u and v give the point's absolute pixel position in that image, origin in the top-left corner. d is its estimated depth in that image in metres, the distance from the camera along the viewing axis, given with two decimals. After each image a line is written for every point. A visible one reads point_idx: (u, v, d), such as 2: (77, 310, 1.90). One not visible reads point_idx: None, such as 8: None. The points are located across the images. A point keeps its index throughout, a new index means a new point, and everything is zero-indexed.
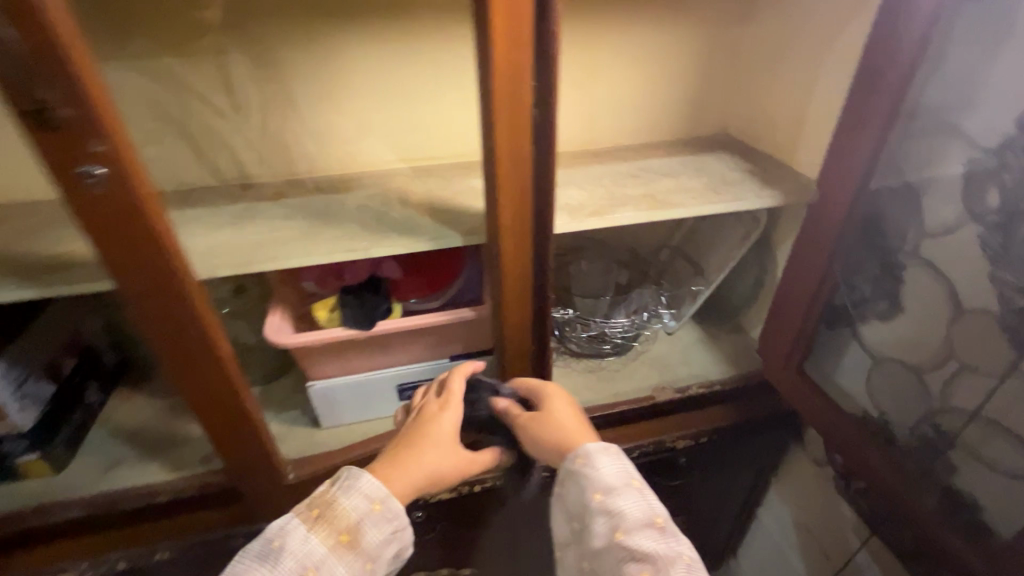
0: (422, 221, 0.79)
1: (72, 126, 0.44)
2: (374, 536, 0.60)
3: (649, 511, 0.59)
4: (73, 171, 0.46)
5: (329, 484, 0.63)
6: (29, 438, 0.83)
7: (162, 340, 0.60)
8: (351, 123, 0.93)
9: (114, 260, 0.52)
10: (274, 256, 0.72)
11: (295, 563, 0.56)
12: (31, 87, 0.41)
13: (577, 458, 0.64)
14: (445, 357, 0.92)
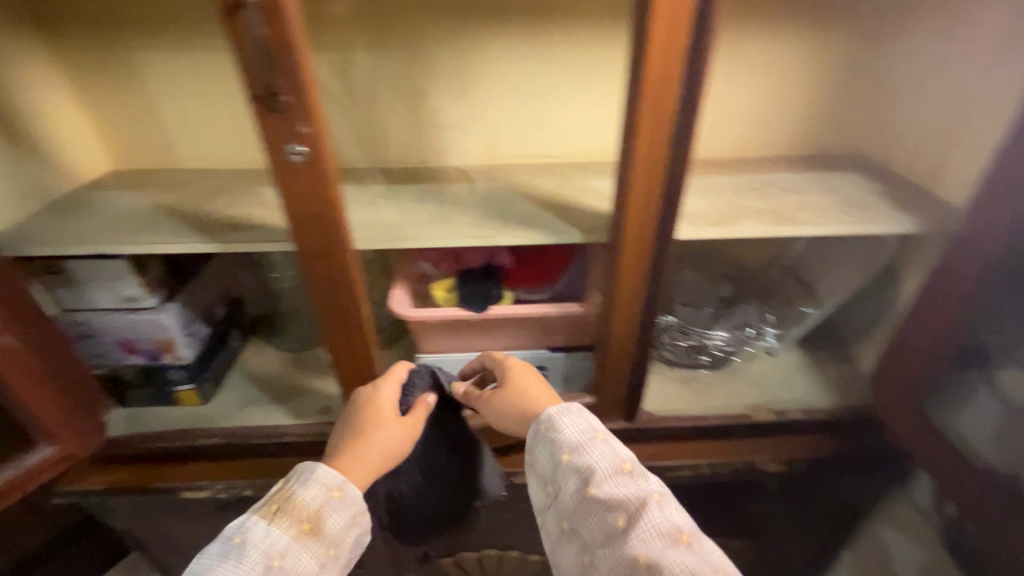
0: (543, 215, 0.83)
1: (289, 110, 0.51)
2: (337, 520, 0.60)
3: (617, 459, 0.59)
4: (283, 146, 0.53)
5: (284, 481, 0.61)
6: (187, 370, 0.97)
7: (320, 299, 0.68)
8: (481, 118, 0.99)
9: (298, 226, 0.60)
10: (411, 235, 0.79)
11: (259, 555, 0.54)
12: (269, 77, 0.49)
13: (543, 423, 0.66)
14: (546, 347, 0.96)
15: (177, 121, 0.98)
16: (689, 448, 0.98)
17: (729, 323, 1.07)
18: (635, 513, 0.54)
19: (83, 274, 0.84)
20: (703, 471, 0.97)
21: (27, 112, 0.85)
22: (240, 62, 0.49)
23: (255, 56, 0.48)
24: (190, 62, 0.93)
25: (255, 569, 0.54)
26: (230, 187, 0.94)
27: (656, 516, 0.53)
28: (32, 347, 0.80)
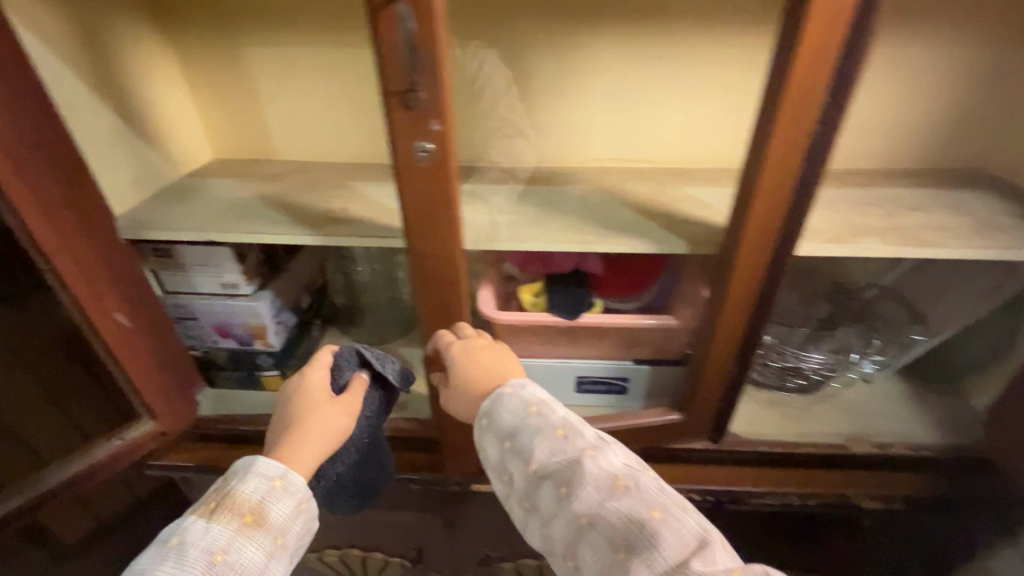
0: (645, 223, 0.80)
1: (422, 107, 0.50)
2: (280, 510, 0.59)
3: (550, 426, 0.58)
4: (412, 144, 0.53)
5: (222, 478, 0.61)
6: (275, 356, 1.00)
7: (423, 298, 0.68)
8: (576, 119, 0.97)
9: (413, 224, 0.59)
10: (510, 237, 0.78)
11: (201, 551, 0.54)
12: (407, 74, 0.48)
13: (482, 414, 0.62)
14: (630, 359, 0.93)
15: (278, 113, 1.00)
16: (778, 474, 0.93)
17: (828, 348, 0.98)
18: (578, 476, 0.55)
19: (189, 258, 0.87)
20: (791, 501, 0.92)
21: (145, 101, 0.89)
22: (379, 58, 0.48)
23: (398, 52, 0.47)
24: (296, 56, 0.95)
25: (198, 567, 0.54)
26: (326, 181, 0.96)
27: (592, 471, 0.55)
28: (139, 323, 0.83)
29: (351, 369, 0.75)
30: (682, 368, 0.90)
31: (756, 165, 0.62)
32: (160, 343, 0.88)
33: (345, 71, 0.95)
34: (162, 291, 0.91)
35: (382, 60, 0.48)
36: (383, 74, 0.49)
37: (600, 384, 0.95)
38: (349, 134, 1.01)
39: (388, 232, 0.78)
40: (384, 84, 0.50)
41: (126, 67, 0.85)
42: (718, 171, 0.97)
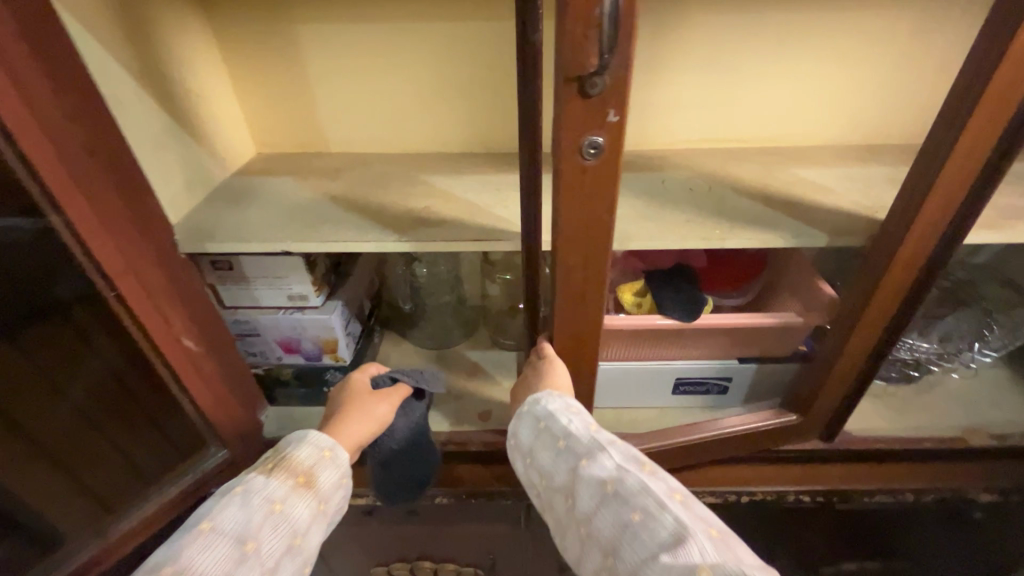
0: (768, 213, 0.73)
1: (600, 93, 0.42)
2: (330, 478, 0.57)
3: (554, 440, 0.54)
4: (582, 140, 0.44)
5: (275, 446, 0.58)
6: (343, 371, 0.91)
7: (555, 317, 0.59)
8: (665, 97, 0.87)
9: (563, 236, 0.51)
10: (627, 235, 0.70)
11: (260, 500, 0.51)
12: (592, 52, 0.39)
13: (509, 435, 0.60)
14: (735, 358, 0.86)
15: (330, 100, 0.89)
16: (897, 472, 0.88)
17: (934, 336, 0.90)
18: (573, 487, 0.51)
19: (254, 269, 0.78)
20: (907, 498, 0.89)
21: (188, 92, 0.78)
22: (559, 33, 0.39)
23: (588, 26, 0.38)
24: (353, 35, 0.83)
25: (260, 512, 0.50)
26: (392, 175, 0.85)
27: (584, 480, 0.50)
28: (206, 346, 0.75)
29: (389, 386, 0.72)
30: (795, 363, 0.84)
31: (941, 148, 0.55)
32: (224, 366, 0.79)
33: (409, 51, 0.84)
34: (220, 306, 0.82)
35: (564, 35, 0.39)
36: (563, 53, 0.40)
37: (699, 384, 0.89)
38: (412, 122, 0.91)
39: (491, 235, 0.69)
40: (559, 66, 0.41)
41: (168, 53, 0.73)
42: (820, 151, 0.89)
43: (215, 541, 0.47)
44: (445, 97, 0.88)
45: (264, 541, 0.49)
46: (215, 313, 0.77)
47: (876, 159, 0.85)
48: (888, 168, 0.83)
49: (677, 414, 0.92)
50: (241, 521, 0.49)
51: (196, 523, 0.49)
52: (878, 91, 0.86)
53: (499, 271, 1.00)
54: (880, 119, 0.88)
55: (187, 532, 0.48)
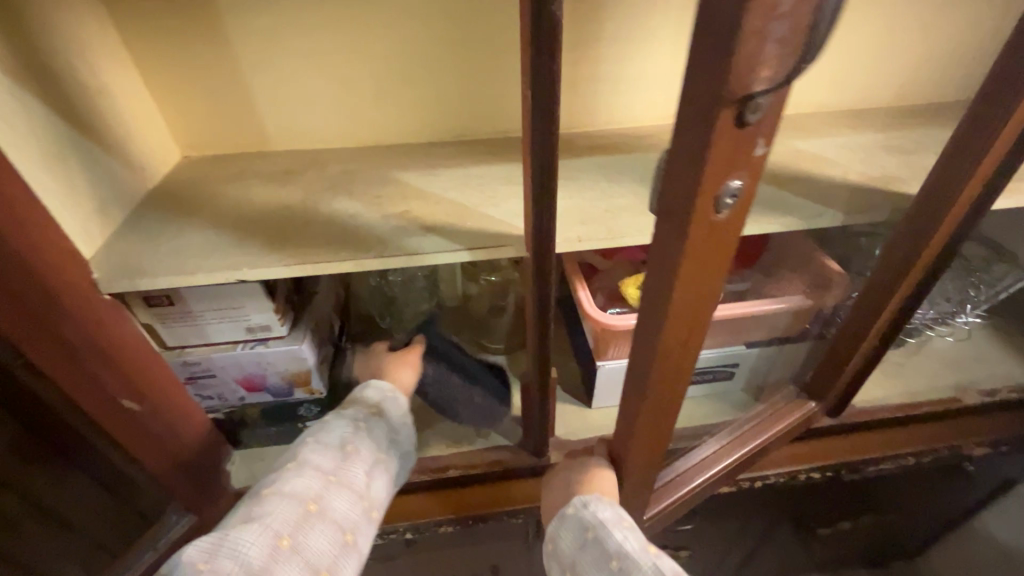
0: (778, 192, 0.68)
1: (756, 120, 0.30)
2: (395, 413, 0.69)
3: (606, 558, 0.54)
4: (723, 184, 0.32)
5: (347, 395, 0.71)
6: (320, 403, 0.80)
7: (647, 397, 0.48)
8: (650, 69, 0.80)
9: (676, 306, 0.39)
10: (638, 229, 0.63)
11: (345, 421, 0.64)
12: (765, 63, 0.27)
13: (548, 536, 0.61)
14: (740, 344, 0.81)
15: (269, 92, 0.75)
16: (899, 437, 0.89)
17: (929, 300, 0.86)
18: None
19: (201, 301, 0.65)
20: (907, 462, 0.90)
21: (88, 93, 0.62)
22: (715, 37, 0.27)
23: (768, 25, 0.26)
24: (292, 10, 0.69)
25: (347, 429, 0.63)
26: (356, 175, 0.74)
27: None
28: (154, 407, 0.63)
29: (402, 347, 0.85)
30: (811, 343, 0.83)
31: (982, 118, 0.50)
32: (184, 422, 0.68)
33: (360, 26, 0.71)
34: (163, 348, 0.69)
35: (740, 40, 0.26)
36: (730, 65, 0.27)
37: (706, 374, 0.85)
38: (370, 111, 0.78)
39: (487, 241, 0.60)
40: (712, 87, 0.28)
41: (52, 44, 0.57)
42: (809, 119, 0.85)
43: (321, 449, 0.60)
44: (405, 79, 0.76)
45: (354, 446, 0.62)
46: (170, 366, 0.66)
47: (866, 124, 0.82)
48: (882, 134, 0.80)
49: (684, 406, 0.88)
50: (339, 435, 0.62)
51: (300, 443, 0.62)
52: (866, 52, 0.82)
53: (483, 271, 0.92)
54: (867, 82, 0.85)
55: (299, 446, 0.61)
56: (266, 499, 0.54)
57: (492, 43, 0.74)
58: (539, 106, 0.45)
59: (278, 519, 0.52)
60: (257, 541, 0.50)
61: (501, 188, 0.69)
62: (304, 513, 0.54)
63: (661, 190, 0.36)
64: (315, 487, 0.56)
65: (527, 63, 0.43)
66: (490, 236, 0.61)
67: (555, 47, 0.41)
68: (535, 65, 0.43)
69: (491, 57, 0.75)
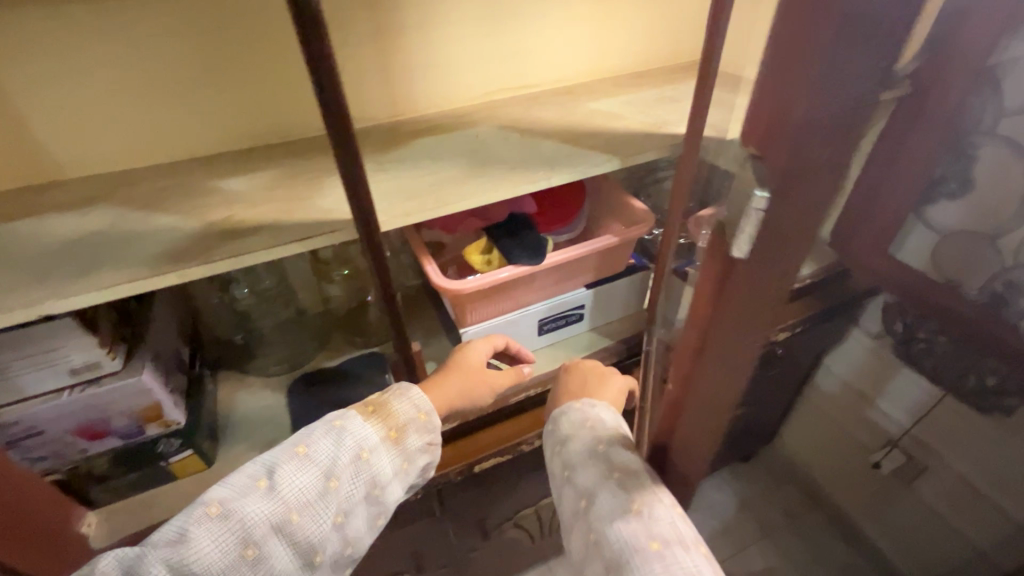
0: (575, 148, 0.78)
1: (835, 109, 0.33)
2: (415, 439, 0.67)
3: (594, 439, 0.61)
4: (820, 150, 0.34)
5: (385, 390, 0.70)
6: (181, 435, 0.75)
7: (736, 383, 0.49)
8: (453, 52, 0.86)
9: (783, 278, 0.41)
10: (460, 195, 0.68)
11: (353, 443, 0.62)
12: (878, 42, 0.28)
13: (550, 419, 0.68)
14: (581, 287, 0.93)
15: (46, 116, 0.69)
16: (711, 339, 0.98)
17: None
18: (592, 493, 0.56)
19: (5, 350, 0.59)
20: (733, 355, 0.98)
21: None
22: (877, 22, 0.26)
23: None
24: (56, 26, 0.64)
25: (348, 455, 0.61)
26: (168, 190, 0.70)
27: (614, 490, 0.55)
28: None
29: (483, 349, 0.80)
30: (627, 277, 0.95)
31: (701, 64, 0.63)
32: (10, 492, 0.60)
33: (142, 36, 0.68)
34: None
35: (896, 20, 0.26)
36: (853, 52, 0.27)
37: (560, 318, 0.95)
38: (176, 125, 0.75)
39: (316, 229, 0.62)
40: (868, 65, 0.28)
41: None
42: (601, 83, 0.97)
43: (305, 471, 0.59)
44: (206, 87, 0.74)
45: (346, 478, 0.61)
46: None
47: (646, 83, 0.96)
48: (657, 89, 0.94)
49: (549, 353, 0.98)
50: (331, 459, 0.60)
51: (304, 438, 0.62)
52: (636, 21, 0.94)
53: (335, 269, 0.93)
54: (643, 46, 0.98)
55: (289, 455, 0.60)
56: (226, 508, 0.55)
57: (290, 42, 0.75)
58: (322, 90, 0.47)
59: (240, 530, 0.55)
60: (205, 549, 0.53)
61: (327, 180, 0.71)
62: (249, 541, 0.55)
63: (767, 224, 0.34)
64: (272, 522, 0.56)
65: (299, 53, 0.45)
66: (318, 226, 0.63)
67: (322, 33, 0.44)
68: (309, 55, 0.45)
69: (292, 57, 0.76)
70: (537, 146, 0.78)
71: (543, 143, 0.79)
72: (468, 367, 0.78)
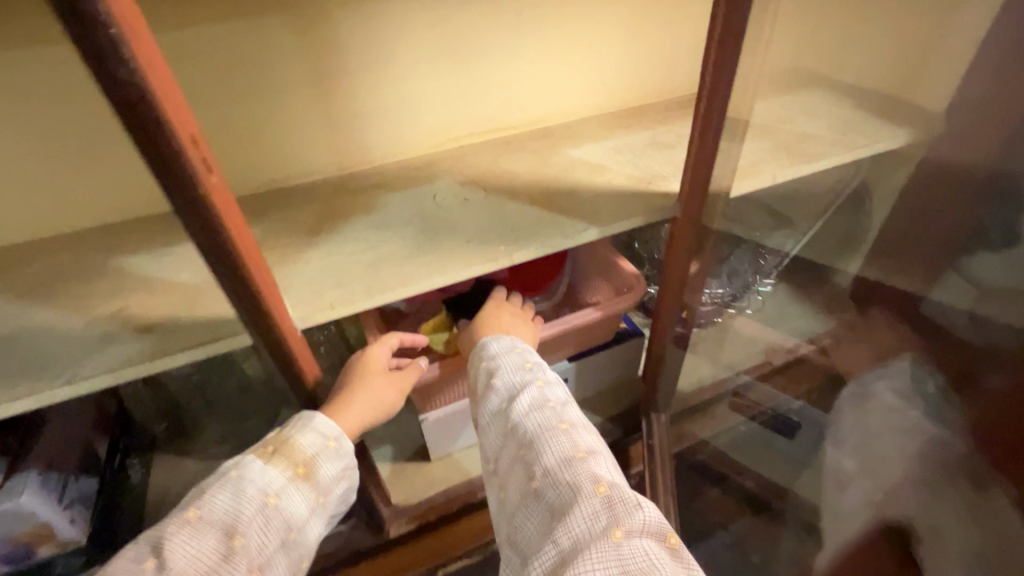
0: (548, 212, 0.66)
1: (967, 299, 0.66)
2: (329, 470, 0.55)
3: (520, 357, 0.60)
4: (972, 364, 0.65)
5: (283, 426, 0.56)
6: (87, 551, 0.65)
7: None
8: (408, 95, 0.73)
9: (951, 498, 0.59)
10: (402, 278, 0.57)
11: (256, 491, 0.49)
12: None
13: (474, 346, 0.64)
14: (562, 360, 0.82)
15: None
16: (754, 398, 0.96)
17: (727, 274, 0.91)
18: (515, 392, 0.56)
19: None
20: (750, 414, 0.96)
21: None
22: None
23: None
24: None
25: (253, 506, 0.49)
26: (62, 271, 0.60)
27: (533, 394, 0.55)
28: None
29: (384, 354, 0.65)
30: (615, 347, 0.84)
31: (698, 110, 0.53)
32: None
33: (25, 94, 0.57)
34: None
35: None
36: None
37: None
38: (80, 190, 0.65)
39: (218, 329, 0.51)
40: None
41: None
42: (586, 124, 0.85)
43: (198, 536, 0.46)
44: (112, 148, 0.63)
45: (254, 535, 0.48)
46: None
47: (637, 124, 0.84)
48: (650, 132, 0.81)
49: None
50: (231, 515, 0.48)
51: (196, 501, 0.49)
52: (625, 54, 0.82)
53: None
54: (632, 81, 0.85)
55: (176, 524, 0.47)
56: None
57: (210, 94, 0.64)
58: (183, 203, 0.37)
59: None
60: None
61: None
62: None
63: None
64: None
65: (145, 161, 0.35)
66: (222, 328, 0.51)
67: (171, 139, 0.34)
68: (161, 166, 0.35)
69: (216, 110, 0.66)
70: (503, 208, 0.66)
71: (512, 206, 0.67)
72: (373, 369, 0.64)
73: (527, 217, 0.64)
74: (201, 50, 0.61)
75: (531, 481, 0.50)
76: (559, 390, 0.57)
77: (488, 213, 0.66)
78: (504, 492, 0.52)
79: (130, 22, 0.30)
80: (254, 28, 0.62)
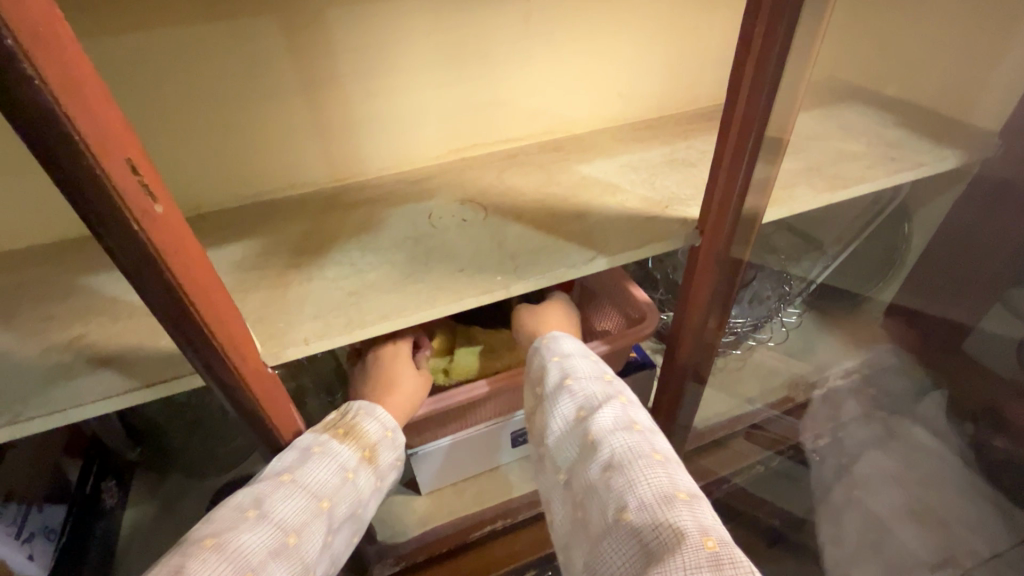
0: (553, 238, 0.60)
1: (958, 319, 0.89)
2: (388, 458, 0.54)
3: (598, 369, 0.55)
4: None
5: (342, 409, 0.55)
6: None
7: None
8: (408, 104, 0.68)
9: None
10: (386, 310, 0.51)
11: (335, 467, 0.49)
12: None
13: (535, 345, 0.59)
14: None
15: None
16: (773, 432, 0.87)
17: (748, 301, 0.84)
18: (595, 403, 0.51)
19: None
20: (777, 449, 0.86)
21: None
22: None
23: None
24: None
25: (334, 478, 0.48)
26: (25, 289, 0.55)
27: (616, 412, 0.50)
28: None
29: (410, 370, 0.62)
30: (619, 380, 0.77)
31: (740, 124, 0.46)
32: None
33: None
34: None
35: None
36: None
37: None
38: None
39: (176, 367, 0.46)
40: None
41: None
42: (598, 136, 0.79)
43: (295, 494, 0.45)
44: None
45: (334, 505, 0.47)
46: None
47: (654, 137, 0.77)
48: (668, 147, 0.75)
49: (523, 467, 0.81)
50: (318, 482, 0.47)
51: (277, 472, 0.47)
52: (645, 62, 0.75)
53: None
54: (650, 92, 0.79)
55: (266, 486, 0.45)
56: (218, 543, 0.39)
57: (189, 101, 0.59)
58: (113, 236, 0.31)
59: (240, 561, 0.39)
60: None
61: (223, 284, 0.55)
62: None
63: None
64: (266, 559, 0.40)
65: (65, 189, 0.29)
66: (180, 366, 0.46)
67: (90, 166, 0.28)
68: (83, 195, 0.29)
69: (195, 117, 0.61)
70: (505, 231, 0.61)
71: (515, 229, 0.61)
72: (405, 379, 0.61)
73: (530, 243, 0.59)
74: (183, 53, 0.56)
75: (614, 512, 0.42)
76: (642, 413, 0.51)
77: (488, 237, 0.60)
78: (580, 515, 0.46)
79: (36, 31, 0.25)
80: (239, 32, 0.57)
